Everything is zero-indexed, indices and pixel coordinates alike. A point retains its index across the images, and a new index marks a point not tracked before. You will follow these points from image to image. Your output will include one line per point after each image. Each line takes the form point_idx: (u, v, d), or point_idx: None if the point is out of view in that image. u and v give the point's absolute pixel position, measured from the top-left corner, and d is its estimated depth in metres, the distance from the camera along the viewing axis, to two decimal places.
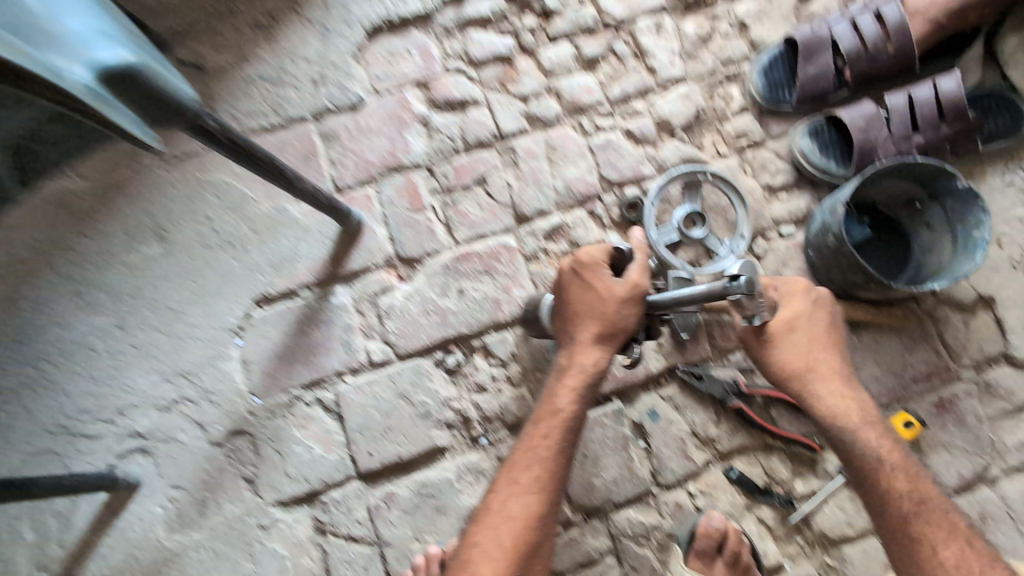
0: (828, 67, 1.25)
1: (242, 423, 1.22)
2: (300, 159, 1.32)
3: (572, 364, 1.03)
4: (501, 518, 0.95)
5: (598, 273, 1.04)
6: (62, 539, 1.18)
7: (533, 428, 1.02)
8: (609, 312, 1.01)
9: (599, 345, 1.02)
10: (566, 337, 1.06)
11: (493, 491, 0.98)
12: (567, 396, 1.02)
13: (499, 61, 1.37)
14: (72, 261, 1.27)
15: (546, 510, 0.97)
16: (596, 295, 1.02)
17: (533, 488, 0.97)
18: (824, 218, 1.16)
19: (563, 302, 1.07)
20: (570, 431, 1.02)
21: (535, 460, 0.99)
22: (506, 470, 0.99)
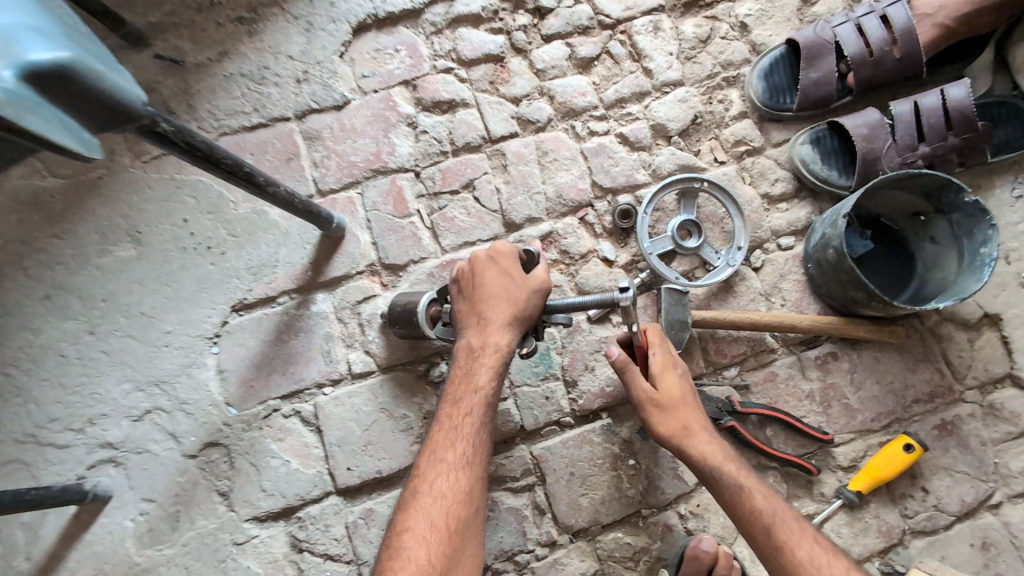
0: (831, 72, 1.20)
1: (217, 434, 1.18)
2: (281, 161, 1.27)
3: (486, 344, 0.99)
4: (430, 498, 0.90)
5: (512, 264, 1.04)
6: (28, 552, 1.14)
7: (449, 412, 0.97)
8: (522, 297, 1.01)
9: (515, 327, 1.00)
10: (474, 321, 1.01)
11: (411, 481, 0.93)
12: (487, 372, 0.98)
13: (489, 61, 1.32)
14: (44, 263, 1.23)
15: (474, 486, 0.93)
16: (511, 281, 1.02)
17: (458, 466, 0.93)
18: (825, 229, 1.11)
19: (473, 288, 1.03)
20: (489, 407, 0.98)
21: (459, 437, 0.95)
22: (430, 451, 0.94)
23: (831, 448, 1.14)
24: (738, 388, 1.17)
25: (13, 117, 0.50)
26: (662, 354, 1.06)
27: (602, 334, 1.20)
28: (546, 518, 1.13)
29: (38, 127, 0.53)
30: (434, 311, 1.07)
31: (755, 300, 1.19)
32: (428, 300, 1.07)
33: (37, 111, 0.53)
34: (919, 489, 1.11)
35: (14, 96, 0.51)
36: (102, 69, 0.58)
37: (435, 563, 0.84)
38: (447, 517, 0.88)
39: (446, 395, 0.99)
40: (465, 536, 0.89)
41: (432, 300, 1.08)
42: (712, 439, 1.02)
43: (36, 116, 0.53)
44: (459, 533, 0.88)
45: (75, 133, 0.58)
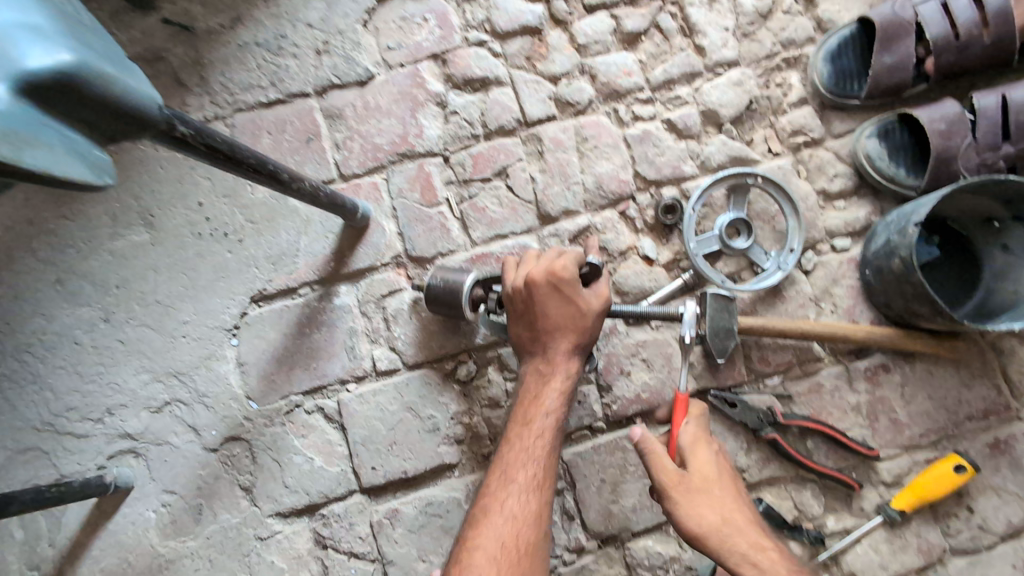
0: (908, 57, 1.08)
1: (238, 429, 1.15)
2: (301, 141, 1.18)
3: (556, 369, 0.97)
4: (501, 522, 0.85)
5: (575, 288, 0.98)
6: (52, 539, 1.13)
7: (519, 431, 0.93)
8: (589, 324, 0.98)
9: (580, 353, 0.99)
10: (540, 345, 0.99)
11: (480, 497, 0.89)
12: (556, 396, 0.95)
13: (527, 33, 1.21)
14: (54, 245, 1.17)
15: (544, 511, 0.88)
16: (577, 309, 0.98)
17: (529, 488, 0.88)
18: (890, 235, 1.03)
19: (535, 313, 0.98)
20: (559, 431, 0.95)
21: (529, 459, 0.90)
22: (501, 469, 0.90)
23: (875, 463, 1.09)
24: (780, 397, 1.11)
25: (11, 158, 0.42)
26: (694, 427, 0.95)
27: (640, 338, 1.14)
28: (575, 524, 1.11)
29: (40, 161, 0.45)
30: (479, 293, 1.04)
31: (804, 305, 1.12)
32: (473, 282, 1.03)
33: (35, 136, 0.46)
34: (964, 508, 1.07)
35: (10, 122, 0.44)
36: (112, 72, 0.51)
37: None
38: (520, 539, 0.83)
39: (515, 413, 0.96)
40: (535, 561, 0.83)
41: (476, 283, 1.06)
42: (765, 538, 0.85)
43: (37, 145, 0.45)
44: (529, 559, 0.83)
45: (82, 157, 0.50)
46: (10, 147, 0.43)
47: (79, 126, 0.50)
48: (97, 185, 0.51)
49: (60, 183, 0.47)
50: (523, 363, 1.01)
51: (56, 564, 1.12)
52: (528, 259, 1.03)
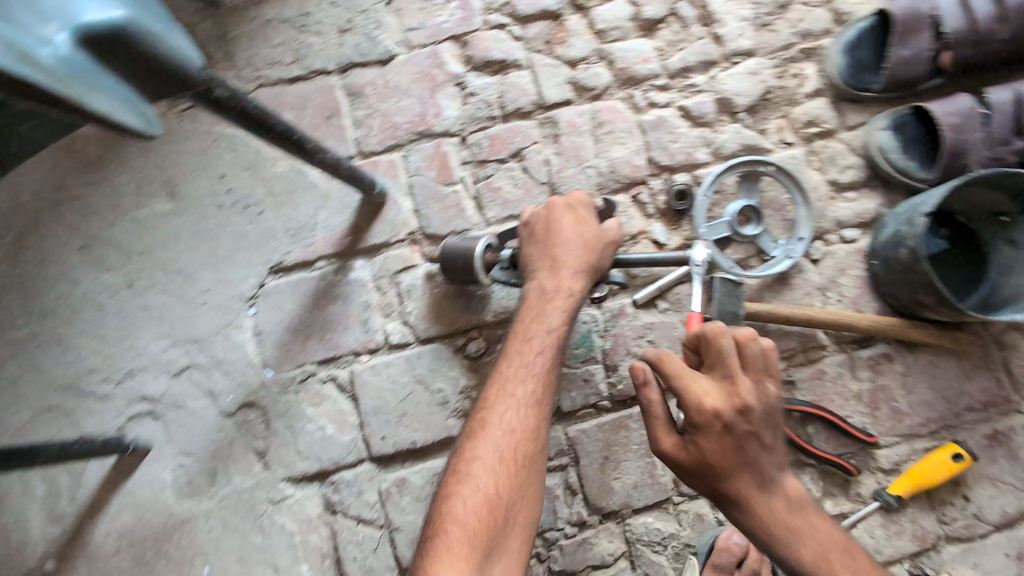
0: (924, 50, 1.09)
1: (253, 395, 1.18)
2: (322, 118, 1.20)
3: (560, 288, 1.00)
4: (500, 432, 0.90)
5: (589, 215, 1.06)
6: (72, 495, 1.17)
7: (518, 348, 0.97)
8: (595, 249, 1.03)
9: (585, 277, 1.02)
10: (548, 264, 1.03)
11: (477, 409, 0.94)
12: (560, 315, 0.99)
13: (547, 18, 1.23)
14: (80, 212, 1.21)
15: (541, 424, 0.93)
16: (585, 233, 1.04)
17: (527, 402, 0.93)
18: (898, 226, 1.05)
19: (548, 233, 1.04)
20: (559, 350, 0.98)
21: (528, 375, 0.95)
22: (499, 385, 0.95)
23: (875, 450, 1.11)
24: (783, 383, 1.13)
25: None
26: (699, 386, 0.82)
27: (648, 320, 1.16)
28: (578, 499, 1.13)
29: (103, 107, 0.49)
30: (491, 257, 1.06)
31: (811, 294, 1.14)
32: (484, 247, 1.05)
33: (96, 85, 0.49)
34: (960, 497, 1.10)
35: (73, 69, 0.47)
36: (160, 30, 0.53)
37: (502, 493, 0.86)
38: (516, 449, 0.89)
39: (515, 332, 0.99)
40: (532, 468, 0.90)
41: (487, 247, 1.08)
42: (783, 502, 0.82)
43: (97, 94, 0.49)
44: (526, 467, 0.89)
45: (135, 108, 0.53)
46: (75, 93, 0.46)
47: (131, 79, 0.53)
48: (149, 135, 0.55)
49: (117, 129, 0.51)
50: (528, 283, 1.03)
51: (75, 519, 1.16)
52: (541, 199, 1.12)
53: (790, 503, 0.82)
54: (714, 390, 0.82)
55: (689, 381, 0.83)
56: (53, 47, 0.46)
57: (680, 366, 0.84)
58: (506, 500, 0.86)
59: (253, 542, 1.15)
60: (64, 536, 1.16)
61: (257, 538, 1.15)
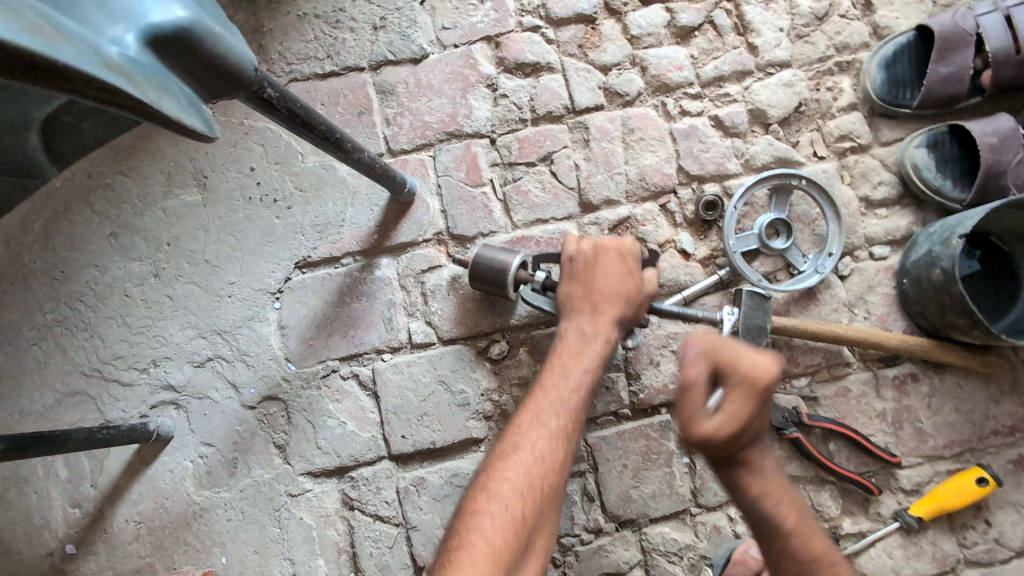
0: (966, 68, 1.08)
1: (276, 389, 1.19)
2: (353, 114, 1.20)
3: (598, 333, 1.00)
4: (530, 459, 0.91)
5: (637, 264, 1.04)
6: (94, 480, 1.18)
7: (556, 382, 0.97)
8: (636, 299, 1.02)
9: (622, 324, 1.02)
10: (587, 308, 1.02)
11: (510, 433, 0.95)
12: (596, 356, 0.99)
13: (581, 22, 1.22)
14: (111, 199, 1.22)
15: (568, 459, 0.93)
16: (629, 282, 1.02)
17: (559, 435, 0.93)
18: (932, 246, 1.04)
19: (592, 277, 1.03)
20: (593, 389, 0.99)
21: (562, 408, 0.95)
22: (534, 413, 0.95)
23: (896, 470, 1.11)
24: (806, 398, 1.12)
25: (150, 102, 0.48)
26: (749, 364, 0.71)
27: (672, 330, 1.16)
28: (595, 506, 1.13)
29: (172, 109, 0.50)
30: (525, 274, 1.07)
31: (838, 310, 1.13)
32: (518, 264, 1.05)
33: (164, 87, 0.51)
34: (981, 521, 1.09)
35: (141, 68, 0.49)
36: (222, 32, 0.55)
37: (526, 515, 0.86)
38: (544, 479, 0.90)
39: (551, 364, 0.99)
40: (553, 501, 0.91)
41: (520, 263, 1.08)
42: (772, 476, 0.80)
43: (167, 95, 0.51)
44: (549, 499, 0.90)
45: (197, 110, 0.55)
46: (148, 94, 0.48)
47: (189, 79, 0.55)
48: (209, 137, 0.56)
49: (183, 132, 0.53)
50: (563, 321, 1.04)
51: (97, 503, 1.18)
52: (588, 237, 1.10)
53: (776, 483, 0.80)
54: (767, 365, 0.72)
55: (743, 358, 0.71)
56: (123, 47, 0.48)
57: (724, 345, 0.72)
58: (528, 524, 0.86)
59: (271, 534, 1.16)
60: (85, 520, 1.17)
61: (275, 530, 1.16)
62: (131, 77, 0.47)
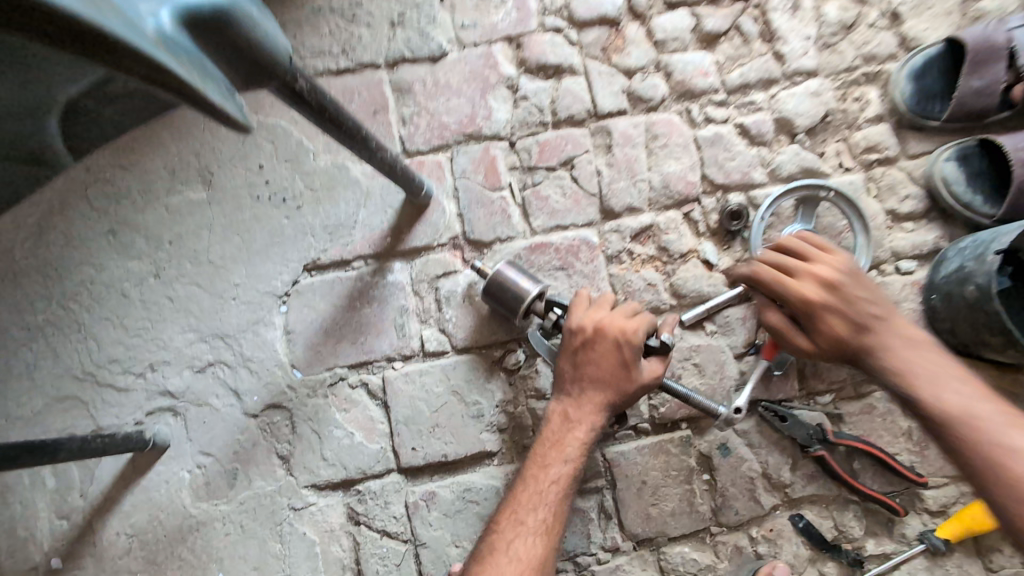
0: (998, 81, 1.06)
1: (280, 396, 1.13)
2: (368, 113, 1.16)
3: (582, 420, 0.96)
4: (506, 559, 0.87)
5: (637, 352, 0.97)
6: (83, 490, 1.12)
7: (534, 475, 0.95)
8: (628, 390, 0.96)
9: (610, 412, 0.97)
10: (575, 391, 0.98)
11: (490, 532, 0.92)
12: (578, 446, 0.95)
13: (604, 24, 1.19)
14: (111, 195, 1.17)
15: (548, 556, 0.90)
16: (623, 372, 0.96)
17: (538, 532, 0.90)
18: (964, 261, 1.01)
19: (585, 359, 0.98)
20: (576, 480, 0.95)
21: (541, 502, 0.92)
22: (512, 511, 0.92)
23: (921, 490, 1.09)
24: (830, 415, 1.11)
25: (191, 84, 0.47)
26: (797, 271, 0.95)
27: (693, 342, 1.12)
28: (613, 524, 1.09)
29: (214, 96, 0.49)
30: (542, 307, 1.03)
31: None
32: (536, 295, 1.01)
33: (205, 71, 0.49)
34: (1007, 543, 1.08)
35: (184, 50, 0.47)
36: (256, 14, 0.54)
37: None
38: None
39: (532, 455, 0.97)
40: None
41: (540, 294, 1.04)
42: (896, 338, 0.91)
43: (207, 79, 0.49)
44: None
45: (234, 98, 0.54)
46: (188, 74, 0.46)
47: (225, 65, 0.53)
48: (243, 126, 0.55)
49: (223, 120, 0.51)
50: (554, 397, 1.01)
51: (86, 514, 1.11)
52: (600, 302, 1.03)
53: (900, 335, 0.91)
54: (800, 282, 0.95)
55: (782, 279, 0.96)
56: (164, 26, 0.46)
57: (776, 274, 0.97)
58: None
59: (272, 550, 1.10)
60: (73, 532, 1.10)
61: (276, 546, 1.10)
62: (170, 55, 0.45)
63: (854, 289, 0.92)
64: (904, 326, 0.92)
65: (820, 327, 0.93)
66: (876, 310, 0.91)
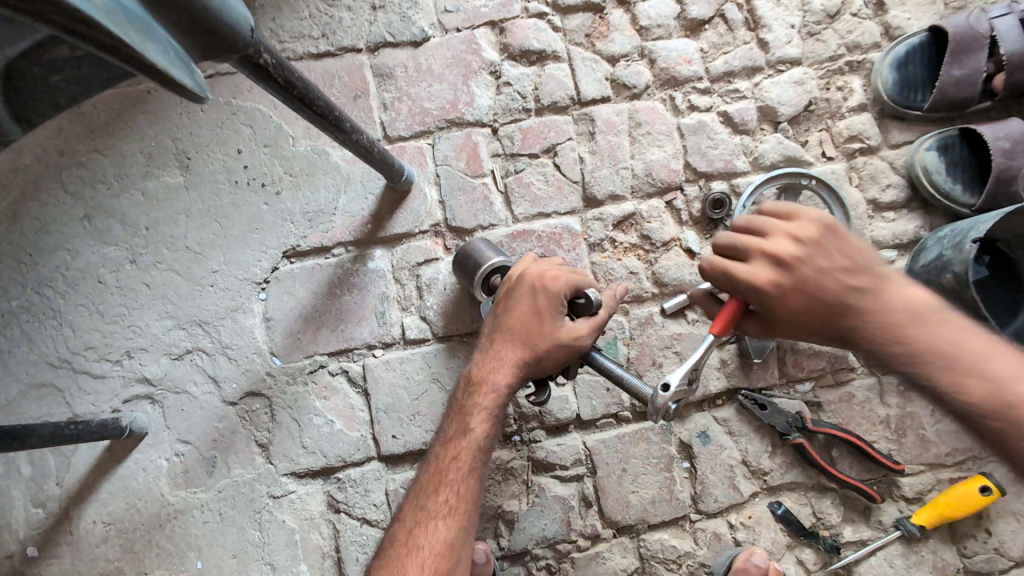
0: (980, 70, 1.07)
1: (259, 384, 1.12)
2: (348, 97, 1.14)
3: (486, 382, 0.91)
4: (407, 551, 0.84)
5: (552, 305, 0.91)
6: (60, 478, 1.10)
7: (437, 454, 0.90)
8: (538, 346, 0.89)
9: (519, 370, 0.90)
10: (486, 346, 0.94)
11: (398, 525, 0.88)
12: (480, 415, 0.89)
13: (588, 10, 1.18)
14: (85, 179, 1.15)
15: (457, 538, 0.84)
16: (534, 324, 0.90)
17: (440, 515, 0.85)
18: (943, 250, 1.02)
19: (502, 310, 0.94)
20: (482, 452, 0.88)
21: (442, 484, 0.87)
22: (418, 500, 0.88)
23: (898, 478, 1.10)
24: (809, 404, 1.12)
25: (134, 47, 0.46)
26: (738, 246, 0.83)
27: (675, 331, 1.11)
28: (592, 511, 1.09)
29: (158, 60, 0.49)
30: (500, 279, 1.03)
31: None
32: (496, 265, 1.01)
33: (151, 37, 0.49)
34: (982, 530, 1.09)
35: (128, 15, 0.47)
36: None
37: None
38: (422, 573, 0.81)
39: (439, 434, 0.92)
40: None
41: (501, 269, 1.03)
42: (899, 310, 0.76)
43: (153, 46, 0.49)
44: None
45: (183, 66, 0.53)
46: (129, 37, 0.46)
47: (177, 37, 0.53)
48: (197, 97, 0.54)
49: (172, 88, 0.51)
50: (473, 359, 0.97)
51: (63, 503, 1.10)
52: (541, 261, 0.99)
53: (907, 309, 0.76)
54: (758, 267, 0.80)
55: (734, 268, 0.81)
56: None
57: (730, 264, 0.82)
58: None
59: (251, 538, 1.09)
60: (48, 521, 1.09)
61: (255, 534, 1.10)
62: (111, 16, 0.45)
63: (825, 262, 0.78)
64: (916, 295, 0.77)
65: (785, 314, 0.79)
66: (855, 279, 0.77)
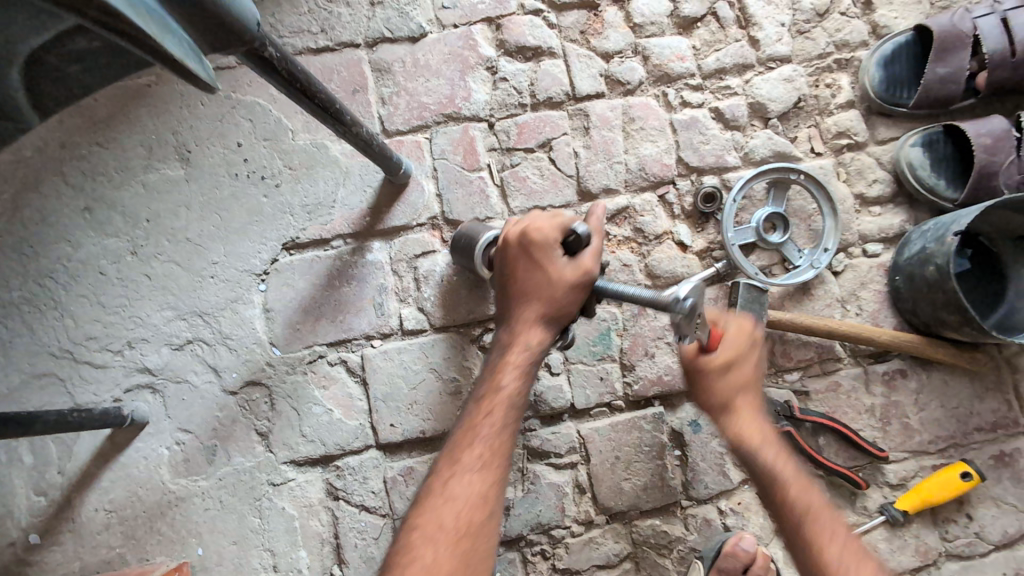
0: (962, 68, 1.10)
1: (259, 373, 1.14)
2: (347, 91, 1.16)
3: (516, 342, 0.93)
4: (441, 501, 0.82)
5: (546, 253, 0.93)
6: (61, 467, 1.12)
7: (472, 412, 0.90)
8: (556, 296, 0.93)
9: (547, 324, 0.94)
10: (506, 315, 0.97)
11: (428, 482, 0.86)
12: (513, 371, 0.91)
13: (583, 7, 1.20)
14: (86, 172, 1.16)
15: (492, 490, 0.84)
16: (543, 277, 0.93)
17: (474, 468, 0.84)
18: (926, 243, 1.05)
19: (503, 278, 0.96)
20: (516, 409, 0.90)
21: (476, 437, 0.87)
22: (449, 456, 0.86)
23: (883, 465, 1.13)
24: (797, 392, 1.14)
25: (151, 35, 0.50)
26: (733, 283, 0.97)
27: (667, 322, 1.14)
28: (586, 498, 1.12)
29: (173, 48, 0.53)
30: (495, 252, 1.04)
31: (830, 306, 1.13)
32: (488, 240, 1.03)
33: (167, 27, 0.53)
34: (963, 515, 1.12)
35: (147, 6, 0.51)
36: None
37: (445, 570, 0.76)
38: (460, 521, 0.80)
39: (471, 396, 0.93)
40: (479, 543, 0.80)
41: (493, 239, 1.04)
42: None
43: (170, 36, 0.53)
44: (469, 540, 0.79)
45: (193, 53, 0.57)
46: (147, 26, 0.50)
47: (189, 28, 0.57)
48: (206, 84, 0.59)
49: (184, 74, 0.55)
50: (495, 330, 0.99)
51: (64, 491, 1.11)
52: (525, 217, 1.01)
53: None
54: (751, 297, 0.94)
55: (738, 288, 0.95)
56: None
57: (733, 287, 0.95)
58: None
59: (251, 525, 1.11)
60: (50, 508, 1.10)
61: (255, 520, 1.11)
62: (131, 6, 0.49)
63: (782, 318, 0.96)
64: None
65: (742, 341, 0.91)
66: None
